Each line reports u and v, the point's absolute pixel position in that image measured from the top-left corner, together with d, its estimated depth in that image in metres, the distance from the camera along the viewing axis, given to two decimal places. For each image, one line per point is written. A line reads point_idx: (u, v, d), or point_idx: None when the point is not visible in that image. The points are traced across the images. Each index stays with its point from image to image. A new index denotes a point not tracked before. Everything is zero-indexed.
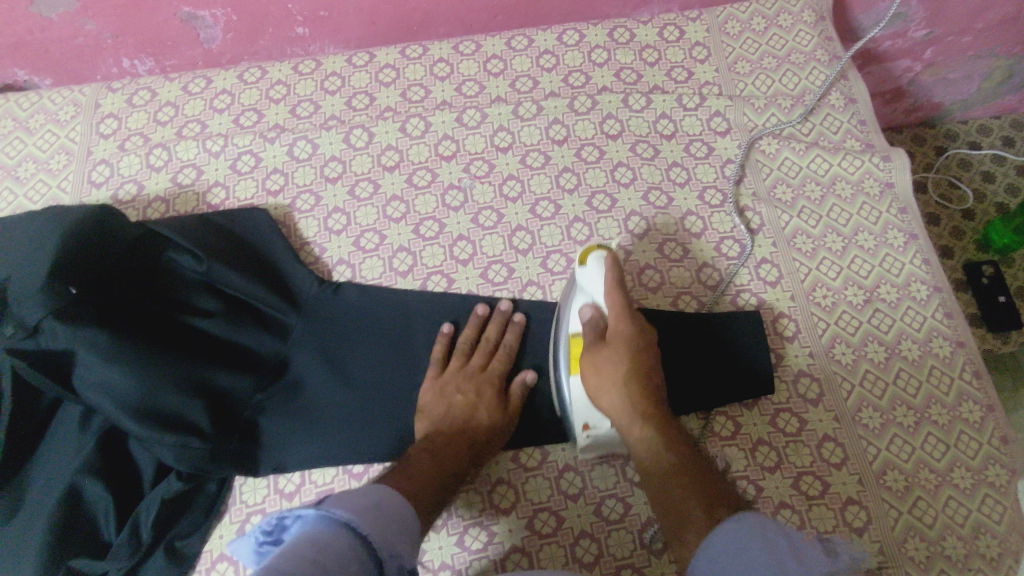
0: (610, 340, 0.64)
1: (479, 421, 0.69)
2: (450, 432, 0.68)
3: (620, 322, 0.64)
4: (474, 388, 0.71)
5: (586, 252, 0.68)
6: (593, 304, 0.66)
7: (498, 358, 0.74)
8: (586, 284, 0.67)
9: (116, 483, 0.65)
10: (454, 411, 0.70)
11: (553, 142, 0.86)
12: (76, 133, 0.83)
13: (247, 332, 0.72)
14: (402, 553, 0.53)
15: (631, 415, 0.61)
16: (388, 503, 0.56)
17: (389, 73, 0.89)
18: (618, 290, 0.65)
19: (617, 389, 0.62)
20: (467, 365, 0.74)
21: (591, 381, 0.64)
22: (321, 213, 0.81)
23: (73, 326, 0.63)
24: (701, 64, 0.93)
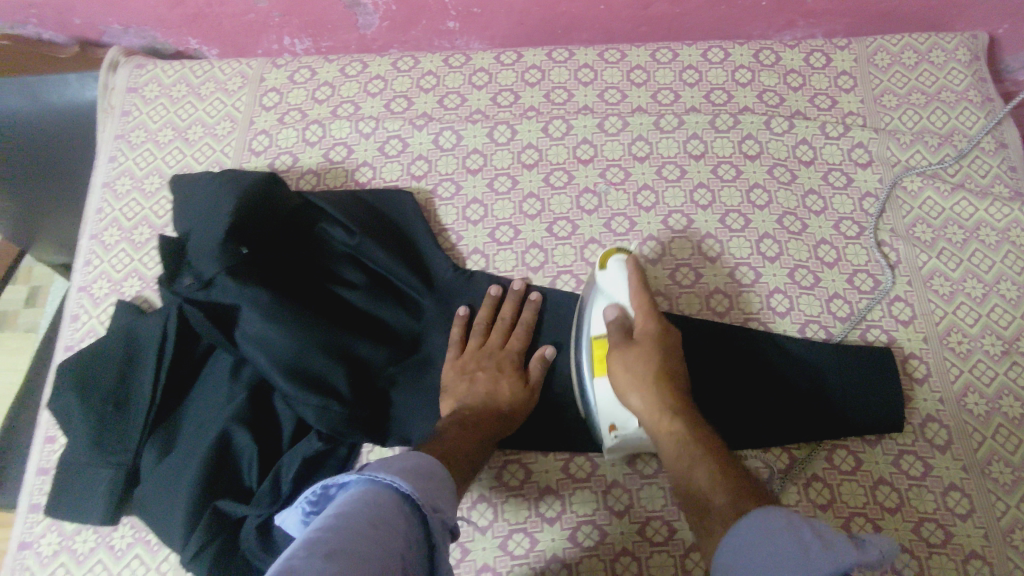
0: (635, 341, 0.69)
1: (504, 395, 0.71)
2: (474, 406, 0.69)
3: (646, 323, 0.70)
4: (496, 364, 0.73)
5: (605, 257, 0.75)
6: (617, 305, 0.72)
7: (516, 335, 0.76)
8: (607, 287, 0.73)
9: (260, 435, 0.69)
10: (477, 388, 0.71)
11: (690, 156, 0.87)
12: (241, 102, 0.89)
13: (387, 307, 0.75)
14: (443, 508, 0.53)
15: (660, 412, 0.65)
16: (422, 466, 0.55)
17: (534, 74, 0.91)
18: (642, 291, 0.72)
19: (648, 381, 0.66)
20: (486, 341, 0.75)
21: (622, 378, 0.67)
22: (460, 202, 0.84)
23: (241, 283, 0.67)
24: (846, 93, 0.91)
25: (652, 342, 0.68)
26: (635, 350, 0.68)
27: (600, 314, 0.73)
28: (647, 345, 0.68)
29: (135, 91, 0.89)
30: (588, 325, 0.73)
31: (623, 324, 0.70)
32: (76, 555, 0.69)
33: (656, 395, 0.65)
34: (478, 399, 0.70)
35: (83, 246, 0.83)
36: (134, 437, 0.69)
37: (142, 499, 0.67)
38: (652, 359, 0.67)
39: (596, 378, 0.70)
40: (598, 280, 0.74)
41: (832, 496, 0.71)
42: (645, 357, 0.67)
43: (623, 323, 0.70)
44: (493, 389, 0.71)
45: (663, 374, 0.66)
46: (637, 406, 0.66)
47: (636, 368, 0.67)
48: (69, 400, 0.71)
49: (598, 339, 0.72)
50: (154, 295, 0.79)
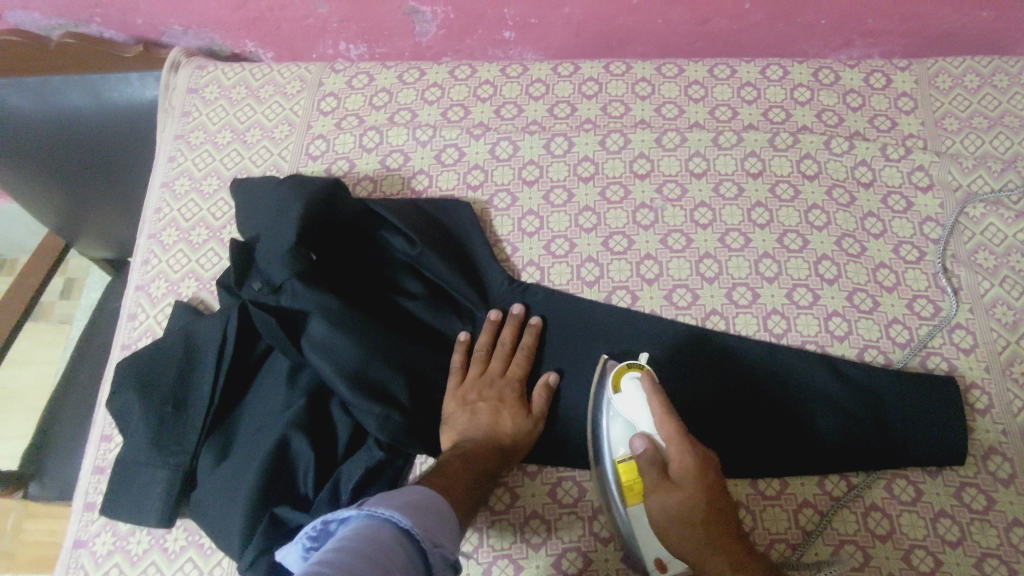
0: (677, 481, 0.60)
1: (503, 427, 0.69)
2: (475, 439, 0.68)
3: (683, 462, 0.60)
4: (496, 394, 0.71)
5: (619, 375, 0.69)
6: (643, 435, 0.64)
7: (516, 362, 0.73)
8: (626, 409, 0.67)
9: (318, 442, 0.69)
10: (478, 420, 0.69)
11: (748, 175, 0.86)
12: (299, 107, 0.89)
13: (445, 318, 0.76)
14: (445, 545, 0.52)
15: (710, 561, 0.59)
16: (423, 500, 0.54)
17: (591, 86, 0.91)
18: (669, 415, 0.62)
19: (691, 534, 0.59)
20: (485, 368, 0.73)
21: (665, 532, 0.61)
22: (516, 213, 0.84)
23: (308, 289, 0.69)
24: (907, 115, 0.90)
25: (692, 481, 0.59)
26: (676, 495, 0.59)
27: (620, 434, 0.68)
28: (690, 487, 0.59)
29: (195, 92, 0.90)
30: (612, 448, 0.68)
31: (652, 456, 0.62)
32: (132, 555, 0.70)
33: (701, 551, 0.59)
34: (480, 431, 0.68)
35: (141, 245, 0.84)
36: (192, 437, 0.69)
37: (199, 502, 0.68)
38: (693, 530, 0.59)
39: (630, 509, 0.66)
40: (614, 402, 0.68)
41: (891, 527, 0.70)
42: (685, 498, 0.59)
43: (652, 454, 0.63)
44: (492, 420, 0.69)
45: (705, 518, 0.59)
46: (683, 550, 0.61)
47: (673, 527, 0.60)
48: (128, 399, 0.71)
49: (625, 464, 0.66)
50: (211, 297, 0.79)
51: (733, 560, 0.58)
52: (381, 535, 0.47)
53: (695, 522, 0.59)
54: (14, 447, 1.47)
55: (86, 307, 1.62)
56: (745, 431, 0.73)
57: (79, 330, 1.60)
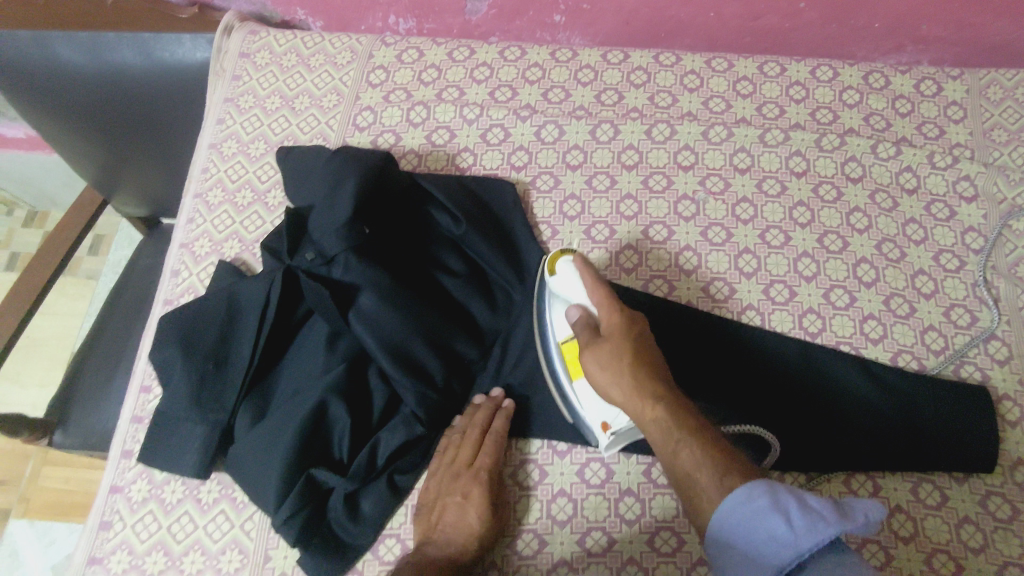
0: (605, 334, 0.65)
1: (471, 525, 0.66)
2: (442, 542, 0.66)
3: (613, 316, 0.65)
4: (461, 491, 0.68)
5: (553, 259, 0.72)
6: (578, 306, 0.68)
7: (487, 449, 0.69)
8: (561, 290, 0.70)
9: (355, 408, 0.69)
10: (443, 530, 0.67)
11: (792, 173, 0.86)
12: (349, 77, 0.90)
13: (486, 300, 0.76)
14: None
15: (643, 398, 0.60)
16: None
17: (640, 75, 0.91)
18: (597, 284, 0.67)
19: (625, 377, 0.61)
20: (456, 458, 0.70)
21: (599, 378, 0.63)
22: (558, 196, 0.84)
23: (360, 261, 0.70)
24: (955, 124, 0.90)
25: (619, 331, 0.64)
26: (606, 345, 0.63)
27: (560, 315, 0.71)
28: (618, 334, 0.64)
29: (247, 57, 0.92)
30: (555, 329, 0.71)
31: (585, 322, 0.67)
32: (165, 504, 0.72)
33: (637, 395, 0.61)
34: (448, 534, 0.66)
35: (187, 203, 0.85)
36: (231, 397, 0.71)
37: (234, 459, 0.69)
38: (627, 367, 0.61)
39: (575, 383, 0.70)
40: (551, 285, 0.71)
41: (915, 529, 0.70)
42: (618, 342, 0.63)
43: (586, 320, 0.67)
44: (459, 528, 0.66)
45: (635, 361, 0.62)
46: (619, 397, 0.62)
47: (608, 372, 0.62)
48: (171, 353, 0.72)
49: (567, 342, 0.70)
50: (254, 260, 0.80)
51: (662, 396, 0.60)
52: None
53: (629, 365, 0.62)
54: (37, 395, 1.49)
55: (113, 264, 1.64)
56: (765, 413, 0.74)
57: (105, 286, 1.62)
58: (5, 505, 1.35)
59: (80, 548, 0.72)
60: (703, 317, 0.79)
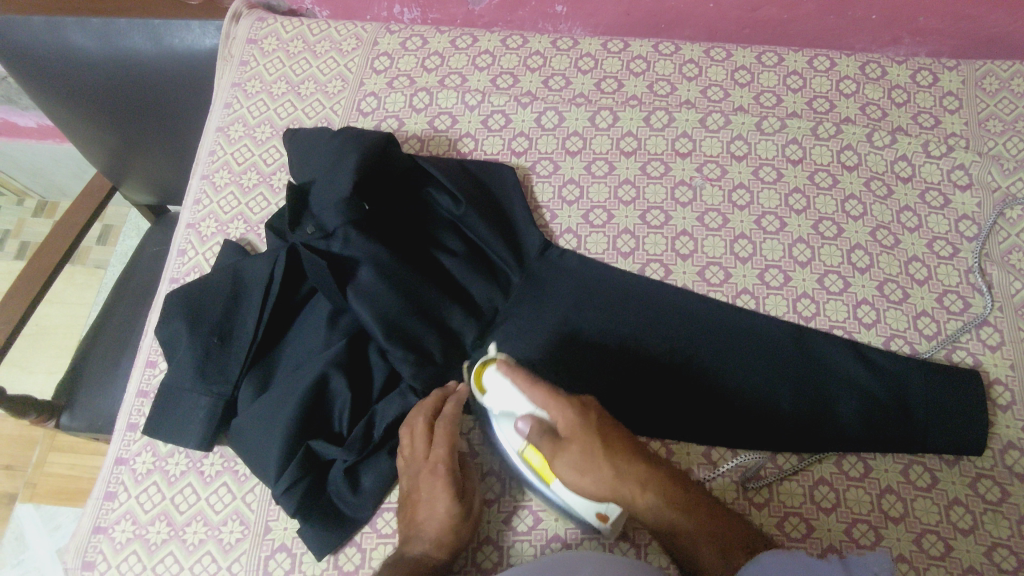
0: (565, 438, 0.62)
1: (441, 516, 0.64)
2: (421, 539, 0.65)
3: (565, 417, 0.62)
4: (426, 484, 0.66)
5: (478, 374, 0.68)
6: (525, 414, 0.65)
7: (439, 436, 0.66)
8: (500, 402, 0.66)
9: (355, 382, 0.72)
10: (420, 525, 0.65)
11: (788, 161, 0.87)
12: (354, 64, 0.91)
13: (482, 281, 0.78)
14: None
15: (629, 489, 0.62)
16: None
17: (639, 64, 0.92)
18: (535, 382, 0.64)
19: (602, 478, 0.62)
20: (412, 453, 0.68)
21: (578, 481, 0.62)
22: (557, 181, 0.86)
23: (361, 237, 0.72)
24: (951, 114, 0.91)
25: (579, 433, 0.62)
26: (573, 449, 0.62)
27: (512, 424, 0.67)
28: (578, 440, 0.62)
29: (254, 43, 0.94)
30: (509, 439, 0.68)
31: (541, 429, 0.64)
32: (168, 475, 0.74)
33: (619, 493, 0.62)
34: (425, 530, 0.65)
35: (193, 185, 0.87)
36: (235, 370, 0.72)
37: (237, 430, 0.71)
38: (604, 469, 0.62)
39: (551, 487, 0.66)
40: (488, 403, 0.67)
41: (905, 510, 0.71)
42: (584, 449, 0.62)
43: (539, 428, 0.64)
44: (433, 521, 0.64)
45: (606, 454, 0.62)
46: (602, 492, 0.62)
47: (585, 478, 0.62)
48: (177, 327, 0.74)
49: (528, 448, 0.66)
50: (258, 241, 0.82)
51: (645, 485, 0.62)
52: None
53: (603, 464, 0.62)
54: (44, 382, 1.51)
55: (121, 254, 1.66)
56: (750, 401, 0.75)
57: (112, 276, 1.65)
58: (12, 490, 1.37)
59: (85, 517, 0.73)
60: (698, 299, 0.80)
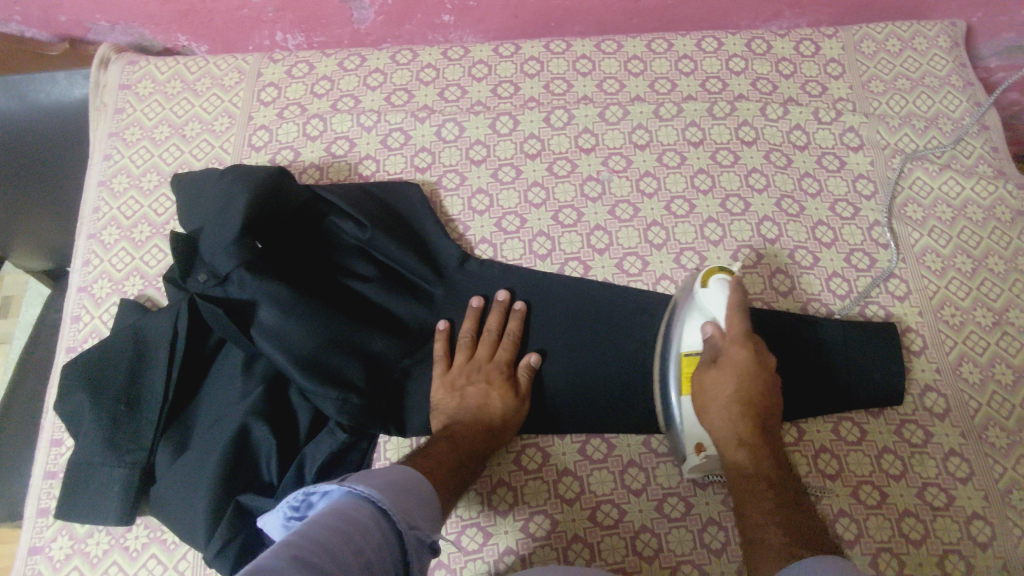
0: (724, 365, 0.67)
1: (493, 404, 0.71)
2: (464, 420, 0.70)
3: (738, 350, 0.66)
4: (485, 377, 0.72)
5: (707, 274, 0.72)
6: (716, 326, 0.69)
7: (505, 347, 0.75)
8: (705, 306, 0.71)
9: (279, 428, 0.69)
10: (467, 405, 0.70)
11: (690, 143, 0.89)
12: (239, 98, 0.88)
13: (400, 302, 0.76)
14: (421, 526, 0.53)
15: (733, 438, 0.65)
16: (406, 483, 0.56)
17: (533, 65, 0.92)
18: (739, 314, 0.68)
19: (721, 413, 0.66)
20: (473, 355, 0.74)
21: (701, 401, 0.67)
22: (466, 193, 0.85)
23: (259, 276, 0.67)
24: (836, 80, 0.94)
25: (742, 372, 0.66)
26: (721, 377, 0.67)
27: (693, 331, 0.71)
28: (732, 375, 0.66)
29: (127, 88, 0.89)
30: (682, 339, 0.71)
31: (714, 344, 0.69)
32: (90, 558, 0.68)
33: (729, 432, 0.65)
34: (469, 413, 0.70)
35: (80, 246, 0.81)
36: (147, 435, 0.68)
37: (159, 499, 0.67)
38: (734, 409, 0.65)
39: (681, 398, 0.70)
40: (700, 299, 0.71)
41: (839, 466, 0.74)
42: (729, 383, 0.66)
43: (718, 340, 0.69)
44: (484, 404, 0.70)
45: (744, 397, 0.65)
46: (714, 423, 0.67)
47: (708, 408, 0.67)
48: (78, 400, 0.69)
49: (689, 356, 0.71)
50: (158, 294, 0.77)
51: (751, 443, 0.64)
52: (358, 512, 0.48)
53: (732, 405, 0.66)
54: None
55: (25, 324, 1.55)
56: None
57: (18, 348, 1.53)
58: None
59: None
60: (619, 291, 0.80)
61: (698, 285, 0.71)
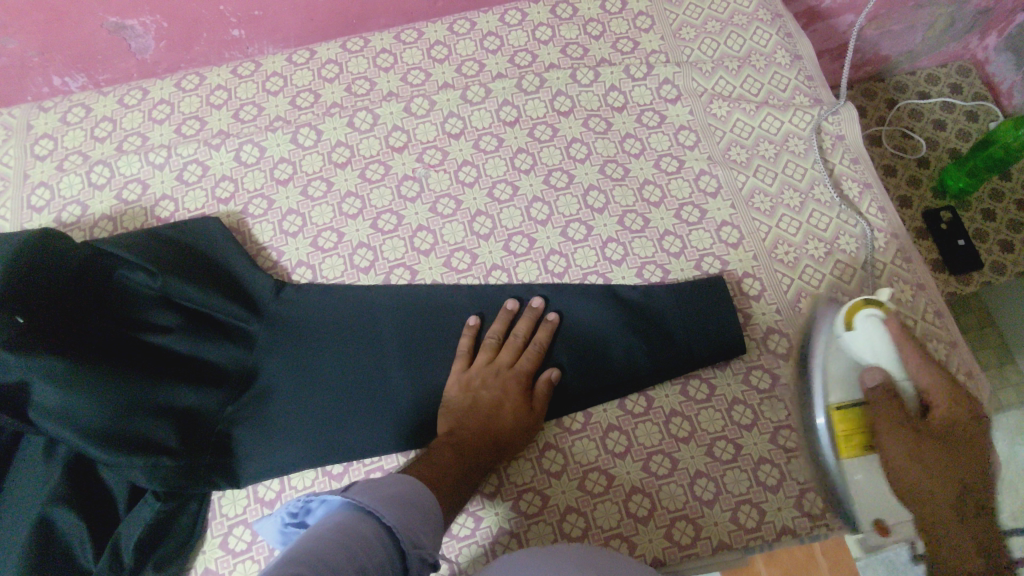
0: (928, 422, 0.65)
1: (493, 409, 0.69)
2: (472, 427, 0.68)
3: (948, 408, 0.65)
4: (501, 384, 0.70)
5: (850, 313, 0.69)
6: (871, 368, 0.67)
7: (528, 353, 0.72)
8: (861, 346, 0.68)
9: (90, 510, 0.64)
10: (479, 411, 0.69)
11: (505, 124, 0.85)
12: (10, 157, 0.83)
13: (211, 347, 0.71)
14: (425, 544, 0.52)
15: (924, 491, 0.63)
16: (409, 492, 0.55)
17: (331, 69, 0.88)
18: (915, 359, 0.66)
19: (909, 466, 0.63)
20: (495, 364, 0.72)
21: (894, 456, 0.64)
22: (275, 217, 0.80)
23: (26, 355, 0.61)
24: (646, 33, 0.92)
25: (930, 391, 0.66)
26: (921, 424, 0.65)
27: (851, 381, 0.68)
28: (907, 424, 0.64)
29: None
30: (824, 391, 0.69)
31: (886, 390, 0.65)
32: None
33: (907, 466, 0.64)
34: (479, 421, 0.68)
35: None
36: None
37: None
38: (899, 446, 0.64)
39: (847, 461, 0.67)
40: (844, 340, 0.69)
41: (692, 427, 0.72)
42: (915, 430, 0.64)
43: (879, 391, 0.66)
44: (485, 413, 0.69)
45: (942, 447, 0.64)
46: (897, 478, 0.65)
47: (890, 458, 0.64)
48: None
49: (841, 409, 0.68)
50: None
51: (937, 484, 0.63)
52: (361, 526, 0.49)
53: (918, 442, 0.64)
54: None
55: None
56: None
57: None
58: None
59: None
60: (446, 292, 0.77)
61: (842, 327, 0.69)
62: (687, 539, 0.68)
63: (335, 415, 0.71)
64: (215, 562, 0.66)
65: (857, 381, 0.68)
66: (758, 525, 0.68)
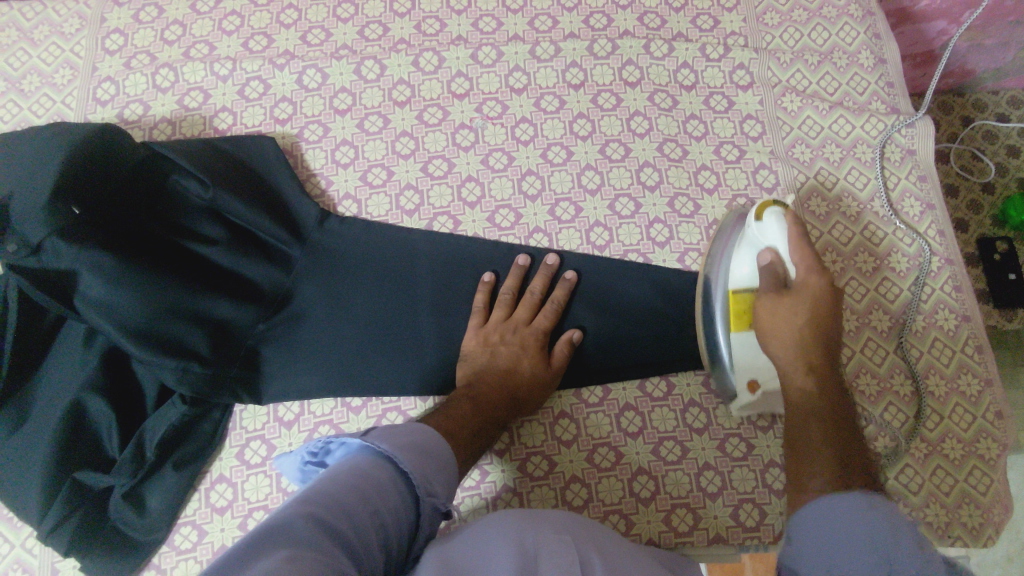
0: (793, 291, 0.62)
1: (510, 362, 0.70)
2: (491, 381, 0.69)
3: (813, 280, 0.61)
4: (519, 340, 0.71)
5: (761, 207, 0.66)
6: (770, 249, 0.64)
7: (545, 312, 0.73)
8: (762, 235, 0.65)
9: (120, 401, 0.68)
10: (499, 366, 0.70)
11: (569, 86, 0.84)
12: (81, 47, 0.84)
13: (250, 264, 0.72)
14: (438, 493, 0.53)
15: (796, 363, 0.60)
16: (426, 441, 0.56)
17: (403, 4, 0.86)
18: (806, 243, 0.62)
19: (781, 342, 0.61)
20: (510, 316, 0.73)
21: (763, 325, 0.63)
22: (329, 145, 0.80)
23: (78, 246, 0.64)
24: (728, 12, 0.88)
25: (813, 290, 0.61)
26: (789, 299, 0.62)
27: (746, 261, 0.66)
28: (804, 294, 0.61)
29: None
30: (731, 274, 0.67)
31: (773, 271, 0.63)
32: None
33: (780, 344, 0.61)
34: (499, 376, 0.69)
35: None
36: None
37: None
38: (800, 315, 0.61)
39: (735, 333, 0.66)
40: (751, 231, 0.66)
41: (708, 420, 0.72)
42: (794, 312, 0.61)
43: (774, 270, 0.63)
44: (503, 366, 0.70)
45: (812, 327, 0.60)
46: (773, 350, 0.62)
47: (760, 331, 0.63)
48: None
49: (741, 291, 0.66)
50: None
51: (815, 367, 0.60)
52: (377, 471, 0.51)
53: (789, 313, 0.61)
54: None
55: None
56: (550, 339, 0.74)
57: None
58: None
59: None
60: (484, 247, 0.77)
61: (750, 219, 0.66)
62: (684, 526, 0.69)
63: (362, 349, 0.73)
64: (228, 470, 0.70)
65: (751, 264, 0.66)
66: (757, 526, 0.69)
